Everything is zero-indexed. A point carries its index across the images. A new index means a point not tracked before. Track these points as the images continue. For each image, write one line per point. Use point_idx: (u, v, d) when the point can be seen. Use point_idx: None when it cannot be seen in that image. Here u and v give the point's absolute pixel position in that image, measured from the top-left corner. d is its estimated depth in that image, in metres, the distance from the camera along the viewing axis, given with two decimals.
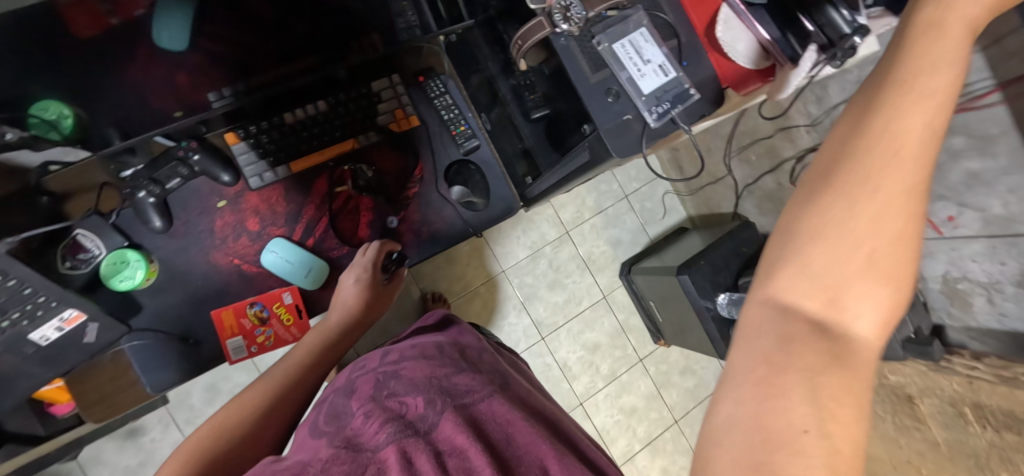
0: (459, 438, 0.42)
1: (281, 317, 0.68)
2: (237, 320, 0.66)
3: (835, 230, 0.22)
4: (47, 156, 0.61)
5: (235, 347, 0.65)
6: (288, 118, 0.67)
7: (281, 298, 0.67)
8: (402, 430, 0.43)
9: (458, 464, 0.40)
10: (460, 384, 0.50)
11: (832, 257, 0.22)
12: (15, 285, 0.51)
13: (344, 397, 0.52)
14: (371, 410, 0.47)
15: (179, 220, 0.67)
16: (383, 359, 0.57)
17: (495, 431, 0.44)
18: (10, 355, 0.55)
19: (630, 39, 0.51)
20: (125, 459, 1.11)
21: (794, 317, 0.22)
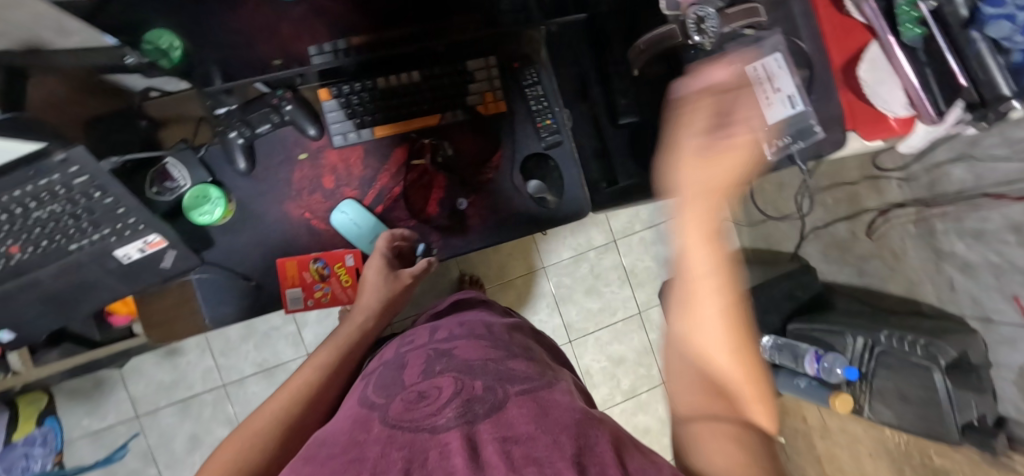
0: (522, 426, 0.37)
1: (340, 277, 0.69)
2: (299, 272, 0.67)
3: (704, 348, 0.35)
4: (151, 84, 0.62)
5: (292, 297, 0.66)
6: (382, 82, 0.66)
7: (343, 260, 0.68)
8: (461, 408, 0.41)
9: (524, 453, 0.33)
10: (515, 369, 0.49)
11: (705, 379, 0.35)
12: (111, 203, 0.53)
13: (394, 370, 0.53)
14: (425, 388, 0.46)
15: (261, 165, 0.68)
16: (432, 337, 0.59)
17: (561, 416, 0.38)
18: (94, 266, 0.58)
19: (763, 63, 0.48)
20: (161, 375, 1.19)
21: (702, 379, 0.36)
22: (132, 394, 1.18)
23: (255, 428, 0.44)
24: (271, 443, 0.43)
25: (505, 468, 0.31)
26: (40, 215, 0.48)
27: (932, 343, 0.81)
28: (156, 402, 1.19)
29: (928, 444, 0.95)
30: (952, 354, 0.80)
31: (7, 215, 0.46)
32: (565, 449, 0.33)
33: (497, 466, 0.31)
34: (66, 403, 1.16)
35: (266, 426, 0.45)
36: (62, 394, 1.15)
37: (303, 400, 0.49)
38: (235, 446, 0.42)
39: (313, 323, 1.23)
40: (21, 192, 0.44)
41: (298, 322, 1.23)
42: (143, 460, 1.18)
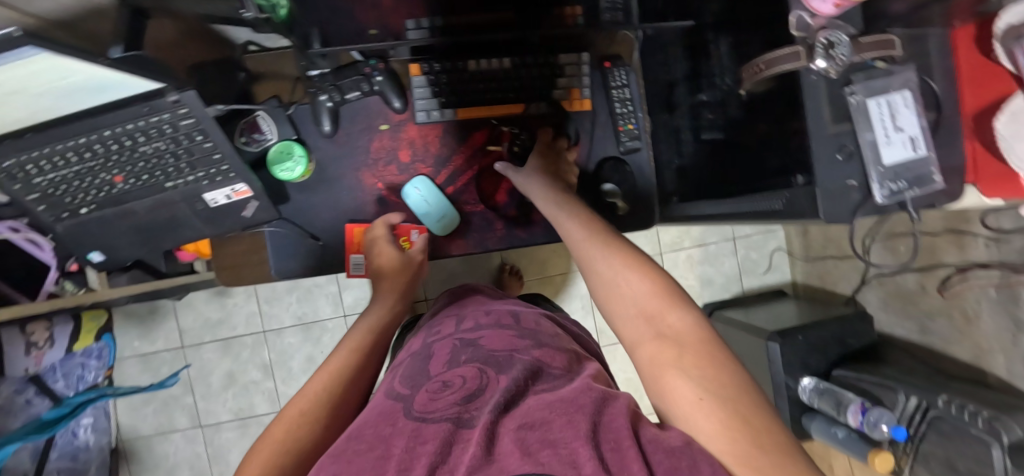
0: (537, 411, 0.36)
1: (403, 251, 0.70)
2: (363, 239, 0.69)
3: (624, 285, 0.43)
4: (251, 38, 0.66)
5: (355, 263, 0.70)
6: (471, 65, 0.66)
7: (408, 234, 0.70)
8: (481, 405, 0.40)
9: (540, 436, 0.33)
10: (541, 359, 0.49)
11: (613, 275, 0.44)
12: (210, 148, 0.56)
13: (422, 359, 0.53)
14: (450, 378, 0.45)
15: (343, 130, 0.70)
16: (459, 328, 0.59)
17: (583, 396, 0.36)
18: (184, 206, 0.62)
19: (890, 99, 0.44)
20: (209, 312, 1.26)
21: (639, 312, 0.41)
22: (181, 325, 1.26)
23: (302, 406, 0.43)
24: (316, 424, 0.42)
25: (519, 456, 0.30)
26: (144, 149, 0.54)
27: (998, 417, 0.75)
28: (201, 336, 1.26)
29: None
30: (1019, 431, 0.72)
31: (116, 145, 0.52)
32: (579, 427, 0.32)
33: (511, 452, 0.31)
34: (122, 324, 1.24)
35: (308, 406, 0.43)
36: (121, 315, 1.23)
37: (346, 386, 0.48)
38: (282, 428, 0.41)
39: (355, 286, 1.27)
40: (132, 126, 0.51)
41: (340, 283, 1.27)
42: (183, 388, 1.26)
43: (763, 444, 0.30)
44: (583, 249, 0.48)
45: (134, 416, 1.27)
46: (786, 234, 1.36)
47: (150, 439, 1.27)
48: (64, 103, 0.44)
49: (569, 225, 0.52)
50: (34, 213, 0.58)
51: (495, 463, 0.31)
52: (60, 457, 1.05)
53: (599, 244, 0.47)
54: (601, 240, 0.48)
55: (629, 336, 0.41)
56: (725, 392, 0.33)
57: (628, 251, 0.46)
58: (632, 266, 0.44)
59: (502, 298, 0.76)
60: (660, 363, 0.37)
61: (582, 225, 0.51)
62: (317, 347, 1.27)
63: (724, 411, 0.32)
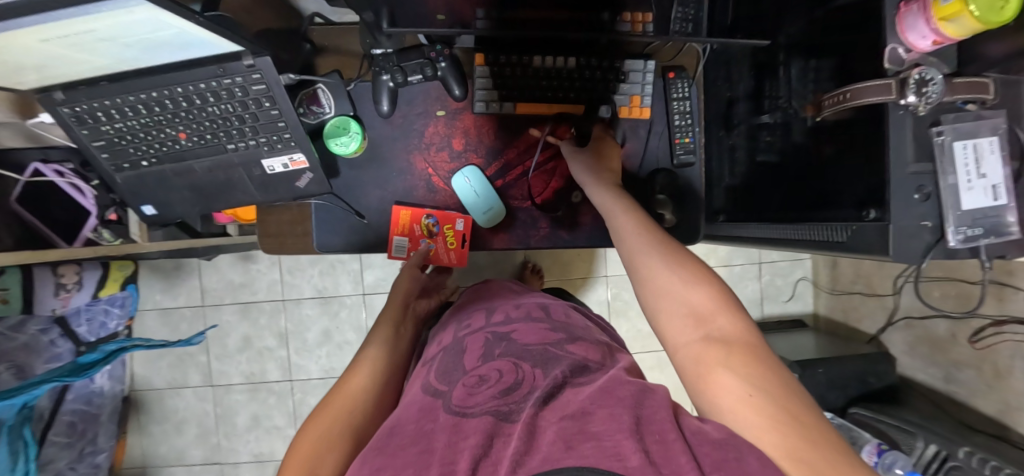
0: (577, 402, 0.35)
1: (446, 238, 0.71)
2: (409, 225, 0.70)
3: (674, 283, 0.40)
4: (319, 9, 0.68)
5: (397, 245, 0.71)
6: (536, 61, 0.66)
7: (453, 222, 0.71)
8: (519, 401, 0.40)
9: (579, 427, 0.32)
10: (576, 353, 0.49)
11: (662, 271, 0.41)
12: (275, 116, 0.57)
13: (455, 353, 0.53)
14: (486, 373, 0.45)
15: (399, 111, 0.70)
16: (489, 321, 0.59)
17: (621, 388, 0.36)
18: (241, 170, 0.62)
19: (977, 142, 0.44)
20: (232, 275, 1.27)
21: (688, 311, 0.39)
22: (203, 285, 1.28)
23: (334, 403, 0.46)
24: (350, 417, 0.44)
25: (560, 447, 0.30)
26: (213, 111, 0.55)
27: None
28: (222, 298, 1.28)
29: None
30: None
31: (186, 103, 0.54)
32: (621, 420, 0.32)
33: (553, 442, 0.31)
34: (147, 277, 1.26)
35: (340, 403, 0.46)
36: (148, 267, 1.26)
37: (372, 383, 0.50)
38: (319, 422, 0.43)
39: (377, 266, 1.28)
40: (204, 85, 0.52)
41: (363, 261, 1.28)
42: (198, 347, 1.28)
43: (819, 443, 0.29)
44: (630, 243, 0.46)
45: (148, 367, 1.29)
46: (814, 265, 1.34)
47: (162, 392, 1.29)
48: (143, 55, 0.45)
49: (615, 217, 0.50)
50: (97, 161, 0.59)
51: (530, 448, 0.31)
52: (76, 399, 1.07)
53: (649, 241, 0.45)
54: (650, 236, 0.45)
55: (671, 334, 0.39)
56: (781, 394, 0.32)
57: (679, 250, 0.43)
58: (684, 264, 0.42)
59: (526, 291, 0.75)
60: (705, 362, 0.35)
61: (630, 218, 0.49)
62: (333, 322, 1.29)
63: (778, 410, 0.30)
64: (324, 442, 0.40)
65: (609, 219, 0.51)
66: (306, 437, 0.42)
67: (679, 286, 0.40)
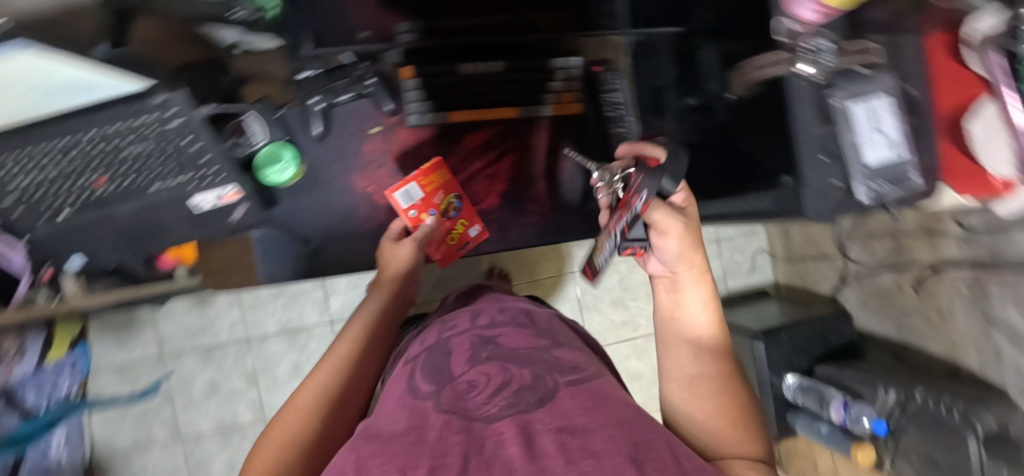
0: (578, 417, 0.39)
1: (453, 228, 0.68)
2: (435, 190, 0.66)
3: (734, 414, 0.43)
4: (240, 39, 0.55)
5: (404, 192, 0.64)
6: (463, 68, 0.66)
7: (470, 226, 0.69)
8: (509, 400, 0.42)
9: (581, 445, 0.35)
10: (564, 358, 0.50)
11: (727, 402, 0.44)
12: (197, 151, 0.54)
13: (441, 356, 0.53)
14: (475, 377, 0.46)
15: (334, 133, 0.69)
16: (474, 324, 0.59)
17: (620, 409, 0.41)
18: (169, 210, 0.60)
19: (875, 104, 0.46)
20: (190, 320, 1.22)
21: (734, 441, 0.41)
22: (161, 335, 1.22)
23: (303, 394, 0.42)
24: (317, 417, 0.40)
25: (562, 462, 0.33)
26: (134, 151, 0.48)
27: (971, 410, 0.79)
28: (182, 345, 1.22)
29: None
30: (990, 425, 0.78)
31: (105, 146, 0.45)
32: (621, 445, 0.35)
33: (554, 455, 0.34)
34: (97, 334, 1.19)
35: (309, 392, 0.42)
36: (96, 325, 1.18)
37: (347, 371, 0.45)
38: (285, 419, 0.40)
39: (342, 291, 1.25)
40: (122, 126, 0.43)
41: (327, 288, 1.26)
42: (162, 400, 1.22)
43: None
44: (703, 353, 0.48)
45: (110, 429, 1.21)
46: (767, 236, 1.40)
47: (128, 454, 1.22)
48: (38, 95, 0.34)
49: (690, 318, 0.51)
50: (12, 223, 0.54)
51: (539, 463, 0.33)
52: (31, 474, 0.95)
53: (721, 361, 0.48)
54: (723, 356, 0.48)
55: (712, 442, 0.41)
56: None
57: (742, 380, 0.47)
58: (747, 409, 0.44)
59: (512, 298, 0.76)
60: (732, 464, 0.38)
61: (705, 327, 0.50)
62: (304, 354, 1.25)
63: None
64: (281, 449, 0.37)
65: (676, 313, 0.51)
66: (266, 443, 0.38)
67: (742, 421, 0.42)
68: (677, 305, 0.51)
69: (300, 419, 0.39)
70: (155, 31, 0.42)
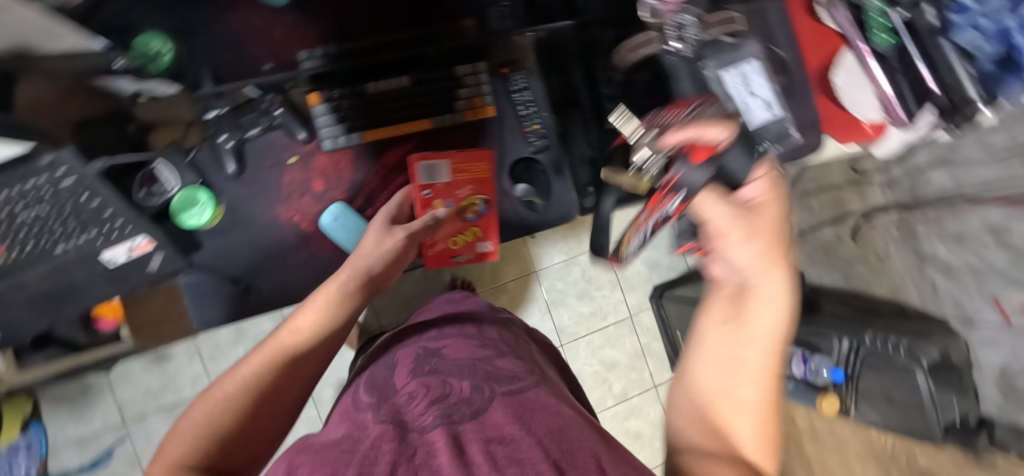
0: (507, 426, 0.42)
1: (463, 234, 0.71)
2: (462, 184, 0.70)
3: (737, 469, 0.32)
4: (143, 88, 0.56)
5: (429, 168, 0.68)
6: (371, 87, 0.66)
7: (478, 245, 0.73)
8: (445, 408, 0.47)
9: (506, 452, 0.39)
10: (505, 368, 0.54)
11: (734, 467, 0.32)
12: (97, 206, 0.50)
13: (389, 370, 0.58)
14: (415, 390, 0.51)
15: (250, 168, 0.69)
16: (423, 336, 0.65)
17: (547, 421, 0.43)
18: (80, 271, 0.56)
19: (741, 70, 0.52)
20: (149, 380, 1.18)
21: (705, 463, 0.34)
22: (119, 399, 1.17)
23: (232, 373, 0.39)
24: (236, 424, 0.37)
25: (488, 468, 0.36)
26: (30, 214, 0.43)
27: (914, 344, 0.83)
28: (142, 407, 1.17)
29: (913, 445, 0.97)
30: (933, 356, 0.83)
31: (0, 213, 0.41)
32: (542, 452, 0.38)
33: (481, 464, 0.37)
34: (50, 409, 1.13)
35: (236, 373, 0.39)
36: (47, 400, 1.12)
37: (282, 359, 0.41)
38: (193, 418, 0.36)
39: None
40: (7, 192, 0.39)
41: None
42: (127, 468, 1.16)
43: None
44: (745, 392, 0.35)
45: None
46: None
47: None
48: None
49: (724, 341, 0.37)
50: None
51: (468, 469, 0.36)
52: None
53: (755, 413, 0.34)
54: (761, 414, 0.34)
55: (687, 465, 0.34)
56: None
57: (759, 450, 0.34)
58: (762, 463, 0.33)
59: (466, 296, 0.79)
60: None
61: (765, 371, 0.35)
62: None
63: None
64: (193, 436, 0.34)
65: (740, 326, 0.36)
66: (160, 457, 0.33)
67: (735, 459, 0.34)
68: (742, 321, 0.37)
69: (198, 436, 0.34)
70: (47, 90, 0.41)
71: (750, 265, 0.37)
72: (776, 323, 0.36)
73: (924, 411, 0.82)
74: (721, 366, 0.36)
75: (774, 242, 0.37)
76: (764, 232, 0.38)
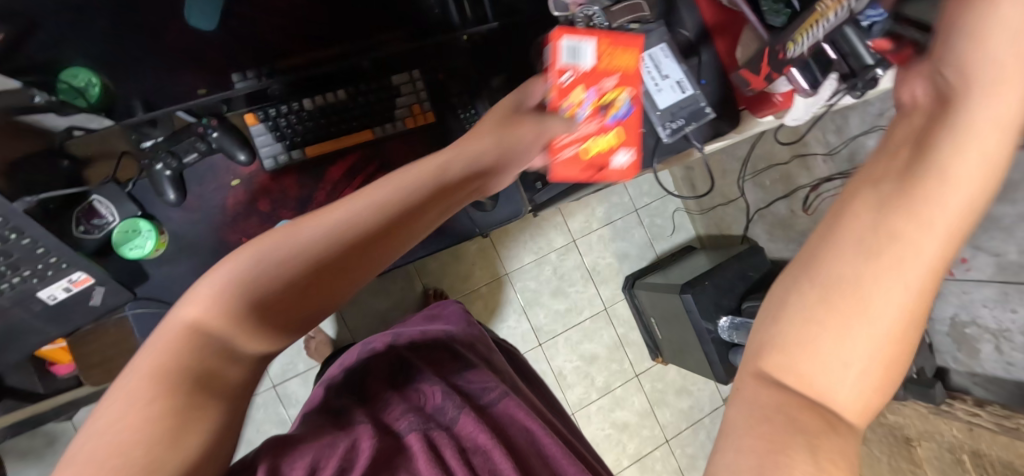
0: (480, 435, 0.44)
1: (593, 137, 0.54)
2: (605, 74, 0.53)
3: (827, 373, 0.19)
4: (72, 123, 0.62)
5: (574, 47, 0.51)
6: (307, 103, 0.69)
7: (614, 156, 0.56)
8: (418, 413, 0.46)
9: (483, 463, 0.42)
10: (475, 384, 0.55)
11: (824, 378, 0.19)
12: (30, 244, 0.52)
13: (359, 374, 0.59)
14: (387, 397, 0.51)
15: (192, 194, 0.68)
16: (394, 341, 0.64)
17: (516, 436, 0.48)
18: (18, 310, 0.57)
19: (651, 54, 0.58)
20: None
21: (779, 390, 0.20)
22: None
23: (240, 272, 0.25)
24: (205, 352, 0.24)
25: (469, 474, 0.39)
26: None
27: None
28: None
29: (881, 403, 1.01)
30: None
31: None
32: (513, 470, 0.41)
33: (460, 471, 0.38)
34: (13, 466, 1.07)
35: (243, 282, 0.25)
36: (10, 456, 1.06)
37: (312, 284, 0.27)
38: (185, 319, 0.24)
39: None
40: None
41: None
42: None
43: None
44: (883, 315, 0.19)
45: None
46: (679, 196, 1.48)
47: None
48: None
49: (921, 231, 0.20)
50: None
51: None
52: None
53: (880, 355, 0.19)
54: (892, 356, 0.19)
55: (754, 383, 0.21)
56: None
57: (861, 409, 0.19)
58: (882, 377, 0.19)
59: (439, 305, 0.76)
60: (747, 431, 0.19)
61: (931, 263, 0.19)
62: (251, 427, 1.13)
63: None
64: (152, 384, 0.22)
65: (913, 213, 0.20)
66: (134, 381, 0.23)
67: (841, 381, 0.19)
68: (913, 207, 0.20)
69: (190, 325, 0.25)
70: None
71: (987, 157, 0.21)
72: (966, 234, 0.20)
73: None
74: (862, 262, 0.20)
75: (1006, 120, 0.22)
76: (1002, 128, 0.22)
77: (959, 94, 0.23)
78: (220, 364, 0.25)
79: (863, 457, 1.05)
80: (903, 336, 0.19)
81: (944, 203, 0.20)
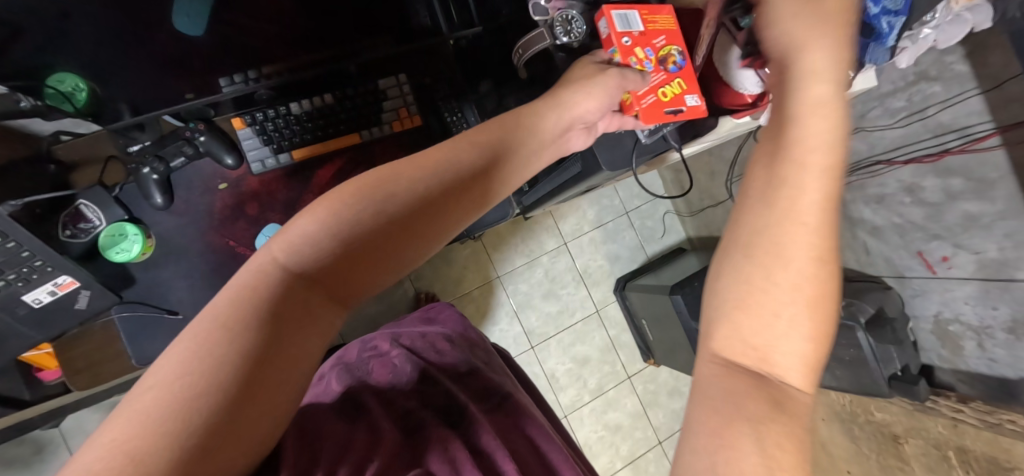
0: (490, 438, 0.40)
1: (664, 86, 0.54)
2: (655, 35, 0.56)
3: (766, 337, 0.24)
4: (60, 127, 0.65)
5: (626, 16, 0.54)
6: (294, 108, 0.70)
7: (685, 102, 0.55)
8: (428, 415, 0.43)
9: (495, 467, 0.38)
10: (479, 391, 0.53)
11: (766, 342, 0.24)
12: (14, 247, 0.52)
13: (356, 367, 0.55)
14: (392, 396, 0.48)
15: (179, 198, 0.69)
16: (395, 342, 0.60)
17: (520, 442, 0.45)
18: (2, 314, 0.56)
19: None
20: None
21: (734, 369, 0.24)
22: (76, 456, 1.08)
23: (295, 233, 0.28)
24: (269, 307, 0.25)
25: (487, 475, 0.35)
26: None
27: (853, 303, 0.87)
28: None
29: (868, 401, 1.02)
30: (870, 311, 0.87)
31: None
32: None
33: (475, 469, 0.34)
34: None
35: (294, 242, 0.28)
36: None
37: (361, 248, 0.31)
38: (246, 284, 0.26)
39: None
40: None
41: None
42: None
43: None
44: (795, 277, 0.24)
45: None
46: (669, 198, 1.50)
47: None
48: None
49: (792, 202, 0.25)
50: None
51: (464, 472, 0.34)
52: None
53: (803, 301, 0.24)
54: (810, 307, 0.24)
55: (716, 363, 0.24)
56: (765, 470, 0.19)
57: (809, 363, 0.23)
58: (813, 332, 0.24)
59: (437, 313, 0.74)
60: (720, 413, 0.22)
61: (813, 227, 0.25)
62: None
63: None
64: (220, 328, 0.23)
65: (788, 194, 0.26)
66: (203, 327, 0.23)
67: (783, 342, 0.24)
68: (784, 188, 0.26)
69: (277, 271, 0.27)
70: None
71: (813, 124, 0.28)
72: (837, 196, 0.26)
73: (869, 366, 0.86)
74: (758, 233, 0.26)
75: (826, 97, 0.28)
76: (824, 101, 0.28)
77: (791, 87, 0.30)
78: (279, 312, 0.26)
79: (853, 456, 1.05)
80: (817, 293, 0.24)
81: (805, 175, 0.26)
